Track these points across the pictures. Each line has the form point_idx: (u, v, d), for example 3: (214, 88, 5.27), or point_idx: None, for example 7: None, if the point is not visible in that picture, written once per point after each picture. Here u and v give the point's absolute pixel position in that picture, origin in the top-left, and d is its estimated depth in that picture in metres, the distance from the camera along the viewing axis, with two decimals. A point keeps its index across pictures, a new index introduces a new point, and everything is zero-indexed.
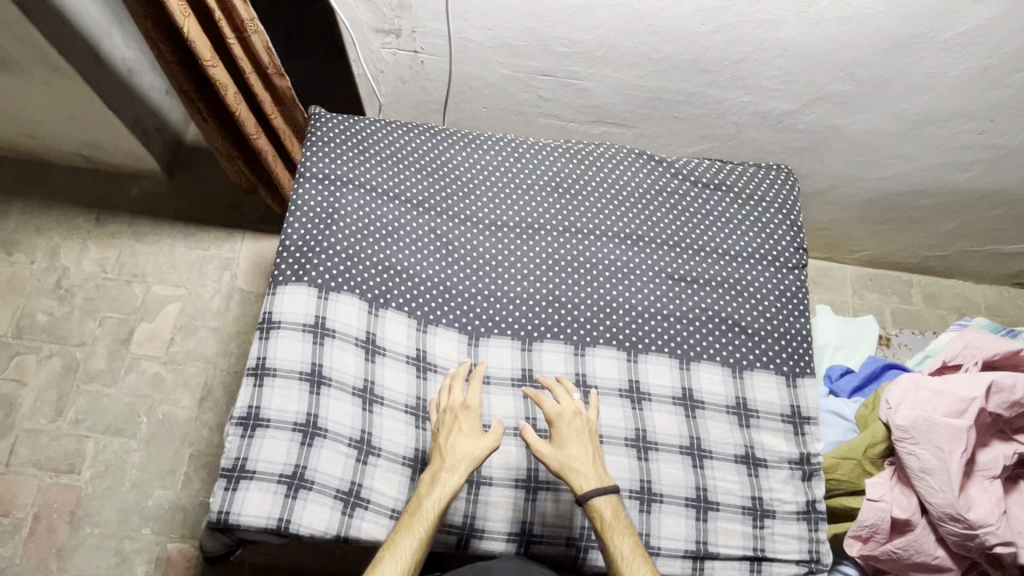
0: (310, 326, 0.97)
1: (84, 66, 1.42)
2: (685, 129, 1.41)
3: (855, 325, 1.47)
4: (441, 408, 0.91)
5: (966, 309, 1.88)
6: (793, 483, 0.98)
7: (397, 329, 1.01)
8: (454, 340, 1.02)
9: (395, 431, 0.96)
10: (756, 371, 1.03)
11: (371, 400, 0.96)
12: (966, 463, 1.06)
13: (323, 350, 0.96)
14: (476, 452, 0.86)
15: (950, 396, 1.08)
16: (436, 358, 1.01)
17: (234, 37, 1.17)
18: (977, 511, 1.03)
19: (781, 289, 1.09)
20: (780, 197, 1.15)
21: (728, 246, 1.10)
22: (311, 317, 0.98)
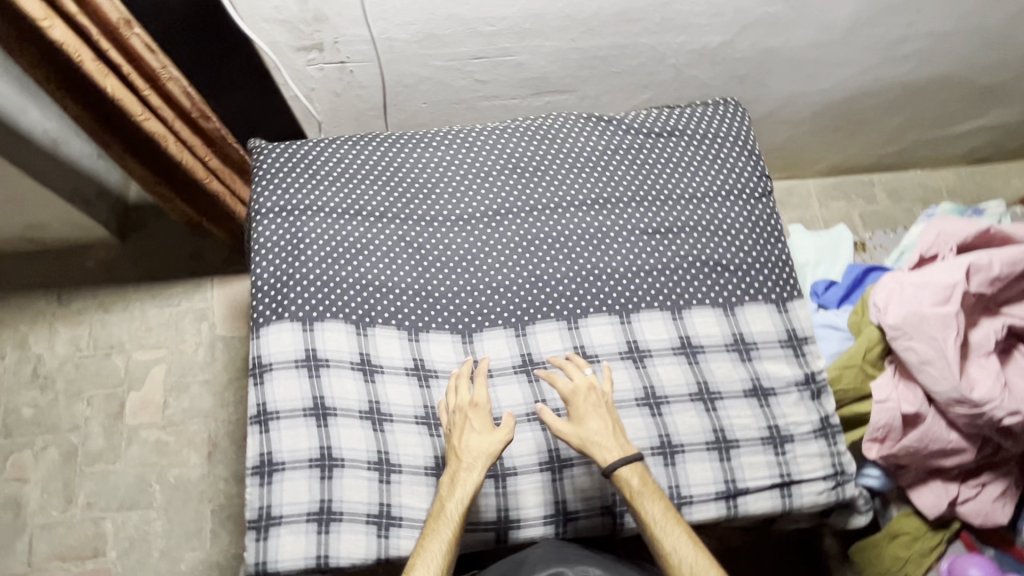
0: (302, 361, 0.96)
1: (6, 149, 1.37)
2: (626, 81, 1.40)
3: (830, 237, 1.50)
4: (450, 409, 0.92)
5: (930, 196, 1.91)
6: (804, 404, 0.99)
7: (389, 343, 1.00)
8: (449, 342, 1.01)
9: (411, 444, 0.95)
10: (746, 304, 1.05)
11: (381, 420, 0.95)
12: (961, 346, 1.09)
13: (321, 381, 0.96)
14: (490, 446, 0.87)
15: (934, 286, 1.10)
16: (435, 363, 1.00)
17: (149, 88, 1.14)
18: (980, 390, 1.06)
19: (753, 220, 1.10)
20: (732, 129, 1.16)
21: (695, 189, 1.11)
22: (301, 351, 0.97)
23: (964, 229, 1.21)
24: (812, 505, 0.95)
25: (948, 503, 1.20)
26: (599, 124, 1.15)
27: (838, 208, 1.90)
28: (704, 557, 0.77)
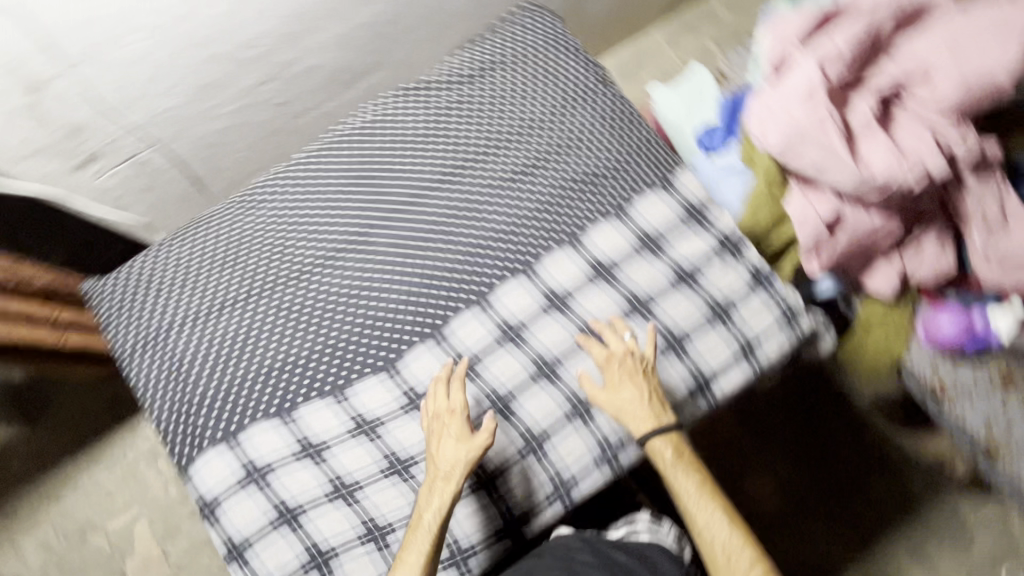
0: (245, 477, 0.90)
1: None
2: (427, 29, 1.30)
3: (691, 83, 1.45)
4: (427, 415, 0.89)
5: None
6: (731, 267, 0.96)
7: (319, 416, 0.93)
8: (377, 386, 0.93)
9: (389, 499, 0.89)
10: (637, 199, 0.99)
11: (349, 493, 0.90)
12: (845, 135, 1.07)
13: (272, 487, 0.90)
14: (465, 452, 0.84)
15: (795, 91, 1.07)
16: (373, 412, 0.92)
17: None
18: (879, 167, 1.06)
19: (602, 114, 1.05)
20: (539, 38, 1.10)
21: (537, 112, 1.05)
22: (240, 470, 0.91)
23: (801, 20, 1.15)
24: (778, 355, 0.95)
25: (899, 276, 1.23)
26: (415, 94, 1.08)
27: (690, 43, 1.86)
28: (739, 537, 0.82)
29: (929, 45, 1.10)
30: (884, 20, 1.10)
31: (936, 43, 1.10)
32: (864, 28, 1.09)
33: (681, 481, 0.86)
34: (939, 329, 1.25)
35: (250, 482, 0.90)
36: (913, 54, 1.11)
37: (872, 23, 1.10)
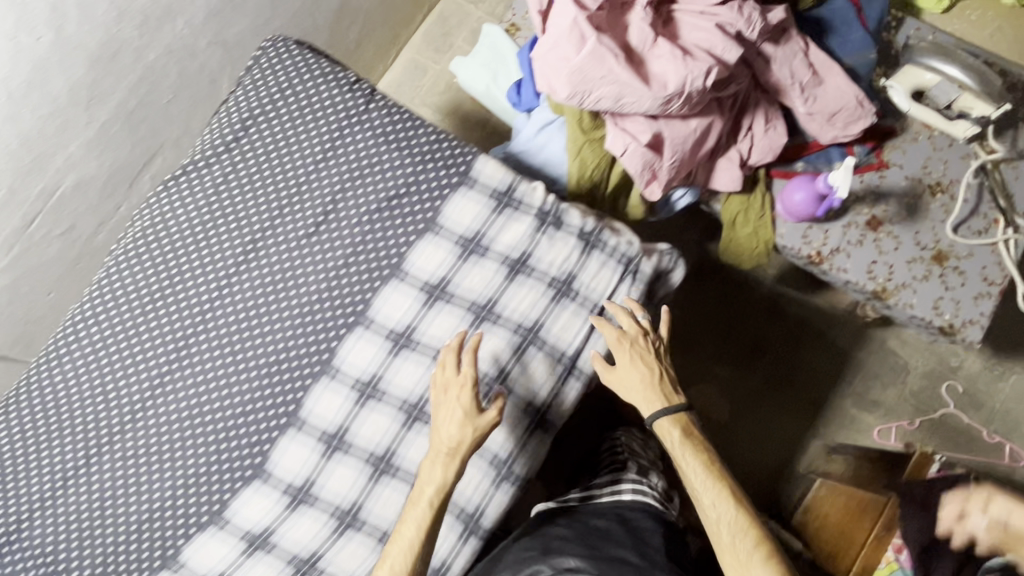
0: (249, 541, 0.88)
1: None
2: (189, 94, 1.21)
3: (485, 44, 1.37)
4: (435, 386, 0.86)
5: None
6: (558, 238, 0.92)
7: (260, 507, 0.88)
8: (267, 501, 0.88)
9: (353, 556, 0.87)
10: (443, 206, 0.94)
11: (345, 522, 0.88)
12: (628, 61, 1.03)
13: (280, 528, 0.88)
14: (468, 432, 0.82)
15: (563, 36, 1.00)
16: (329, 463, 0.89)
17: None
18: (673, 81, 1.02)
19: (379, 129, 0.96)
20: (287, 67, 0.98)
21: (310, 154, 0.95)
22: (243, 536, 0.88)
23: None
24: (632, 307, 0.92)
25: (740, 167, 1.22)
26: (178, 182, 0.97)
27: None
28: (742, 519, 0.87)
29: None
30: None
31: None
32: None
33: (691, 463, 0.91)
34: (794, 200, 1.22)
35: (252, 520, 0.88)
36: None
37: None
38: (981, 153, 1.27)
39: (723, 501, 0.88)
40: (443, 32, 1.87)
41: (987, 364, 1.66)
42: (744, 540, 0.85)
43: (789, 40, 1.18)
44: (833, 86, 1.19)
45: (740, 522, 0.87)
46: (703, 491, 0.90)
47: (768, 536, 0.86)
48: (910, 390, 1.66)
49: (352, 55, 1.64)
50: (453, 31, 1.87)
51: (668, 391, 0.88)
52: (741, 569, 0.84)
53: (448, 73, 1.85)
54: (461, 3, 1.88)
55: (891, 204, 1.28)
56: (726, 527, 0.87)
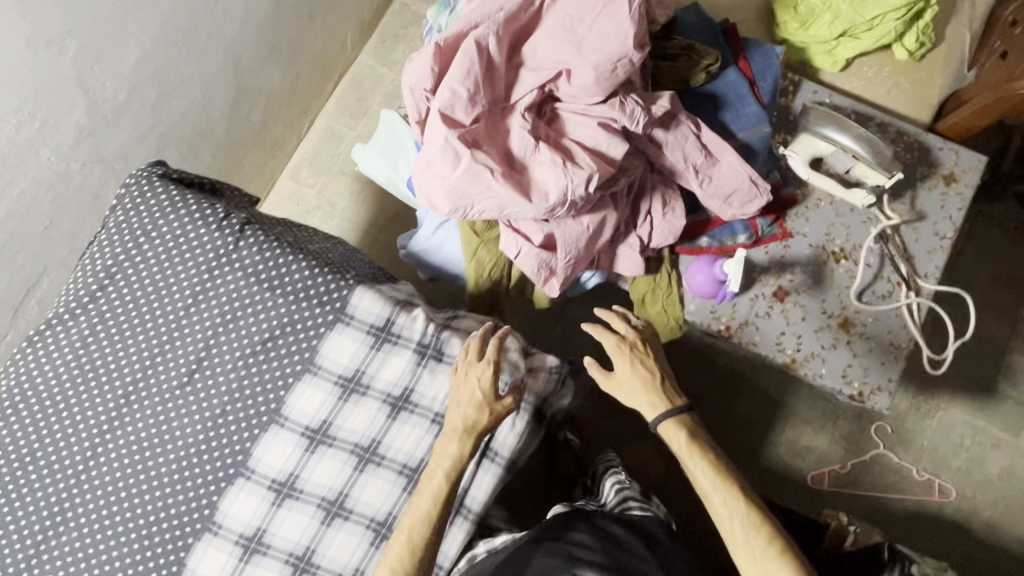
0: (243, 539, 0.88)
1: None
2: (67, 214, 1.15)
3: (384, 132, 1.34)
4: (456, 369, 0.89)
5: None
6: (440, 373, 0.91)
7: (256, 498, 0.88)
8: (255, 502, 0.88)
9: (343, 547, 0.88)
10: (320, 345, 0.90)
11: (338, 514, 0.88)
12: (508, 171, 1.00)
13: (280, 515, 0.88)
14: (485, 415, 0.86)
15: (437, 153, 0.97)
16: (324, 460, 0.89)
17: None
18: (553, 190, 1.00)
19: (251, 269, 0.92)
20: (152, 207, 0.94)
21: (179, 301, 0.91)
22: (241, 530, 0.88)
23: (423, 66, 1.02)
24: (518, 438, 0.92)
25: (641, 253, 1.21)
26: (41, 339, 0.92)
27: (401, 55, 1.83)
28: (753, 516, 0.95)
29: (553, 42, 1.02)
30: (495, 34, 0.99)
31: (557, 36, 1.01)
32: (476, 54, 0.97)
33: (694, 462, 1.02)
34: (693, 280, 1.25)
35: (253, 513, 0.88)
36: (541, 56, 1.03)
37: (485, 43, 0.98)
38: (881, 218, 1.27)
39: (731, 495, 0.98)
40: (357, 96, 1.82)
41: (913, 402, 1.68)
42: (755, 531, 0.94)
43: (679, 124, 1.16)
44: (727, 167, 1.19)
45: (751, 514, 0.96)
46: (708, 495, 1.00)
47: (775, 528, 0.95)
48: (842, 435, 1.67)
49: (258, 136, 1.59)
50: (367, 94, 1.82)
51: (668, 394, 1.08)
52: (752, 560, 0.93)
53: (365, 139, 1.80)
54: (374, 64, 1.83)
55: (795, 274, 1.28)
56: (736, 522, 0.96)
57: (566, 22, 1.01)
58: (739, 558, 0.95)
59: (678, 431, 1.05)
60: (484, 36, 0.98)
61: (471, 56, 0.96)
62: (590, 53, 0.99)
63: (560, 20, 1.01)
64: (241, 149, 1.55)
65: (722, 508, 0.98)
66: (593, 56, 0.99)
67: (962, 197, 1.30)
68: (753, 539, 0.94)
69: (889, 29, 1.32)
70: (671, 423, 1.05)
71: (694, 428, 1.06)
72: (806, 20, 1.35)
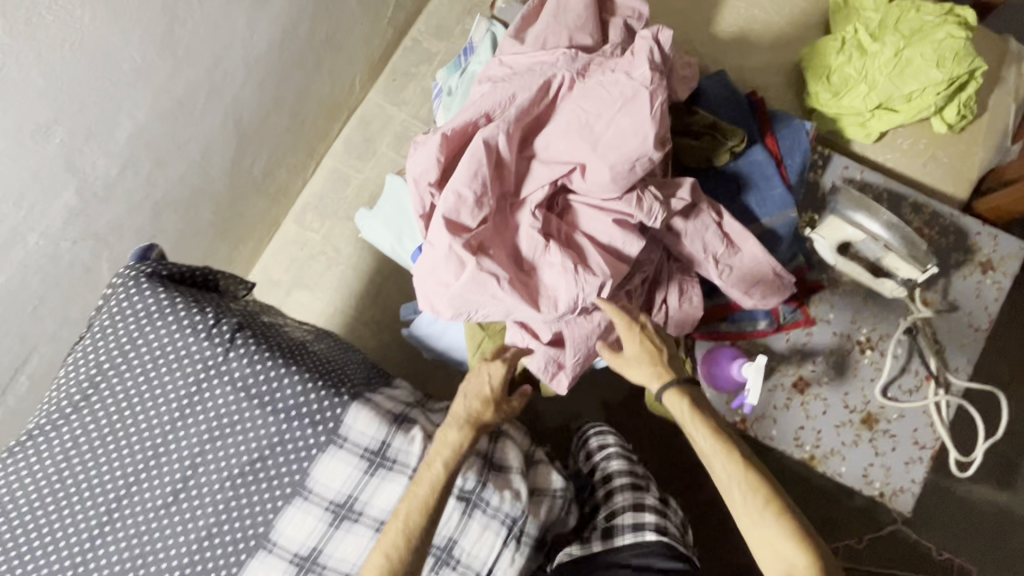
0: None
1: None
2: (58, 292, 1.11)
3: (389, 199, 1.29)
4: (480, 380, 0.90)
5: (452, 20, 1.78)
6: None
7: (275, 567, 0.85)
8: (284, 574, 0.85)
9: None
10: (310, 469, 0.86)
11: None
12: (515, 275, 0.94)
13: None
14: (490, 409, 0.90)
15: (440, 258, 0.91)
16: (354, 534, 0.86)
17: None
18: (562, 297, 0.95)
19: (241, 384, 0.87)
20: (138, 313, 0.89)
21: (165, 416, 0.86)
22: None
23: (430, 159, 0.96)
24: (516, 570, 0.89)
25: None
26: (19, 452, 0.87)
27: (412, 94, 1.76)
28: (753, 479, 0.84)
29: (568, 138, 0.95)
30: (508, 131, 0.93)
31: (573, 131, 0.95)
32: (486, 153, 0.91)
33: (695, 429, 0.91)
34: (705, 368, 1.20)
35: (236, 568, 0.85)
36: (556, 151, 0.96)
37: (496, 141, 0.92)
38: (912, 308, 1.20)
39: (733, 461, 0.86)
40: (366, 137, 1.75)
41: (936, 477, 1.61)
42: (759, 505, 0.83)
43: (700, 214, 1.09)
44: (749, 256, 1.12)
45: (755, 483, 0.84)
46: (709, 459, 0.89)
47: (780, 498, 0.83)
48: (860, 508, 1.61)
49: (261, 186, 1.53)
50: (375, 135, 1.75)
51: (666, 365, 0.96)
52: (755, 527, 0.83)
53: (373, 182, 1.74)
54: (384, 104, 1.76)
55: (818, 364, 1.22)
56: (736, 487, 0.85)
57: (583, 119, 0.94)
58: (745, 528, 0.84)
59: (677, 398, 0.93)
60: (495, 133, 0.92)
61: (480, 156, 0.90)
62: (607, 152, 0.93)
63: (577, 116, 0.94)
64: (243, 200, 1.49)
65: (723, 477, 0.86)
66: (610, 155, 0.92)
67: (999, 286, 1.22)
68: (756, 511, 0.83)
69: (930, 104, 1.23)
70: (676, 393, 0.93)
71: (693, 398, 0.93)
72: (840, 91, 1.27)
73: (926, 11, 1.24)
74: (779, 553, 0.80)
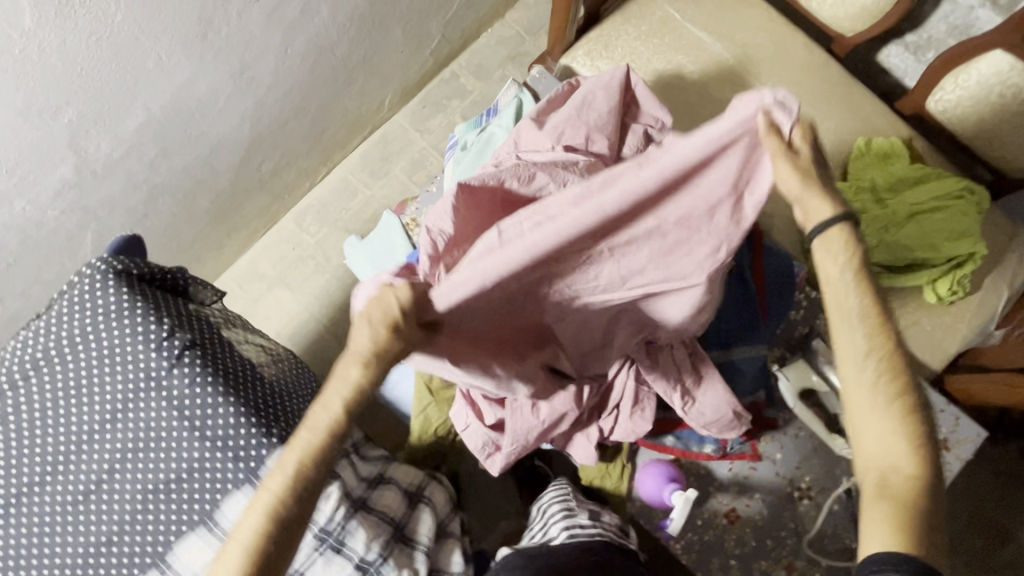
0: None
1: None
2: (39, 255, 1.12)
3: (379, 234, 1.30)
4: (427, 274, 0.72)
5: (495, 63, 1.81)
6: (335, 561, 0.86)
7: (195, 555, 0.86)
8: None
9: None
10: (222, 504, 0.87)
11: None
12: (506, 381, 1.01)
13: None
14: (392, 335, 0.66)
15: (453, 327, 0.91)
16: None
17: None
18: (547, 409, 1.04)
19: (176, 405, 0.88)
20: (95, 309, 0.89)
21: (97, 418, 0.88)
22: None
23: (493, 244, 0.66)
24: None
25: (597, 446, 1.16)
26: None
27: (438, 125, 1.78)
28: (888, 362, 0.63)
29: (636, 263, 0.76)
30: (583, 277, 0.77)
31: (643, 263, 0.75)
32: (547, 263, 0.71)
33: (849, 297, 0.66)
34: (645, 485, 1.18)
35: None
36: (603, 278, 0.77)
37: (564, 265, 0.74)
38: (857, 469, 1.20)
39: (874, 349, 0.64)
40: (381, 156, 1.77)
41: None
42: (882, 386, 0.63)
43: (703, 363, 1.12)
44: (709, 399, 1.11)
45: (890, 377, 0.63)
46: (845, 324, 0.66)
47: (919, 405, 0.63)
48: None
49: (266, 183, 1.55)
50: (392, 155, 1.77)
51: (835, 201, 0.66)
52: (863, 414, 0.64)
53: (377, 200, 1.75)
54: (408, 127, 1.78)
55: (752, 500, 1.21)
56: (869, 365, 0.64)
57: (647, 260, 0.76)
58: (849, 412, 0.66)
59: (842, 250, 0.66)
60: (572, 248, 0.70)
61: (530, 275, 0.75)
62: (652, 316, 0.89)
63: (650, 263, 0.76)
64: (244, 194, 1.51)
65: (855, 346, 0.64)
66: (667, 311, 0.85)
67: (950, 468, 1.22)
68: (878, 399, 0.64)
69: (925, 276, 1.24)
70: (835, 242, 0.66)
71: (858, 237, 0.66)
72: None
73: (943, 184, 1.26)
74: (883, 447, 0.62)
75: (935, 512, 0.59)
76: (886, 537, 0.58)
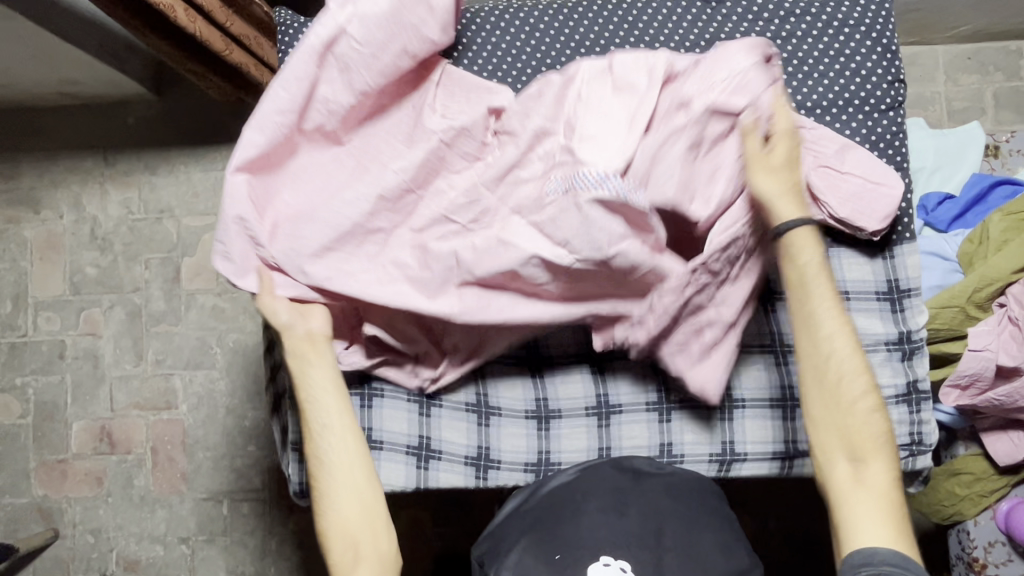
0: (770, 348, 0.98)
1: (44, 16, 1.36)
2: None
3: (957, 136, 1.24)
4: None
5: None
6: (891, 365, 0.94)
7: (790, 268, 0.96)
8: None
9: None
10: (846, 248, 0.94)
11: None
12: None
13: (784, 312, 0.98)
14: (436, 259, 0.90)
15: None
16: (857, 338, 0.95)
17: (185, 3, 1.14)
18: None
19: (877, 141, 0.91)
20: (868, 18, 0.91)
21: (810, 90, 0.92)
22: (768, 336, 0.98)
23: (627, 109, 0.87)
24: None
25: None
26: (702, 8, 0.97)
27: (968, 82, 1.68)
28: (868, 385, 0.82)
29: None
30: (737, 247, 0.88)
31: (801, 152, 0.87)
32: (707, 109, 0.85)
33: (816, 286, 0.81)
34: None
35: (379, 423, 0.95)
36: None
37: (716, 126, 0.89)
38: None
39: (839, 326, 0.82)
40: None
41: None
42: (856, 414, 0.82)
43: None
44: None
45: (846, 348, 0.82)
46: (825, 331, 0.82)
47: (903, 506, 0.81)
48: None
49: None
50: (909, 76, 1.68)
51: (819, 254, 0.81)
52: (850, 425, 0.82)
53: None
54: (946, 65, 1.68)
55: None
56: (866, 426, 0.82)
57: None
58: (850, 444, 0.82)
59: (816, 270, 0.81)
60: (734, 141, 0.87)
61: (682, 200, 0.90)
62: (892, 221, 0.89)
63: None
64: None
65: (846, 376, 0.82)
66: (892, 211, 0.88)
67: None
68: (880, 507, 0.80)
69: None
70: (800, 240, 0.81)
71: (813, 246, 0.81)
72: None
73: None
74: (873, 526, 0.79)
75: (889, 508, 0.80)
76: (884, 530, 0.79)
